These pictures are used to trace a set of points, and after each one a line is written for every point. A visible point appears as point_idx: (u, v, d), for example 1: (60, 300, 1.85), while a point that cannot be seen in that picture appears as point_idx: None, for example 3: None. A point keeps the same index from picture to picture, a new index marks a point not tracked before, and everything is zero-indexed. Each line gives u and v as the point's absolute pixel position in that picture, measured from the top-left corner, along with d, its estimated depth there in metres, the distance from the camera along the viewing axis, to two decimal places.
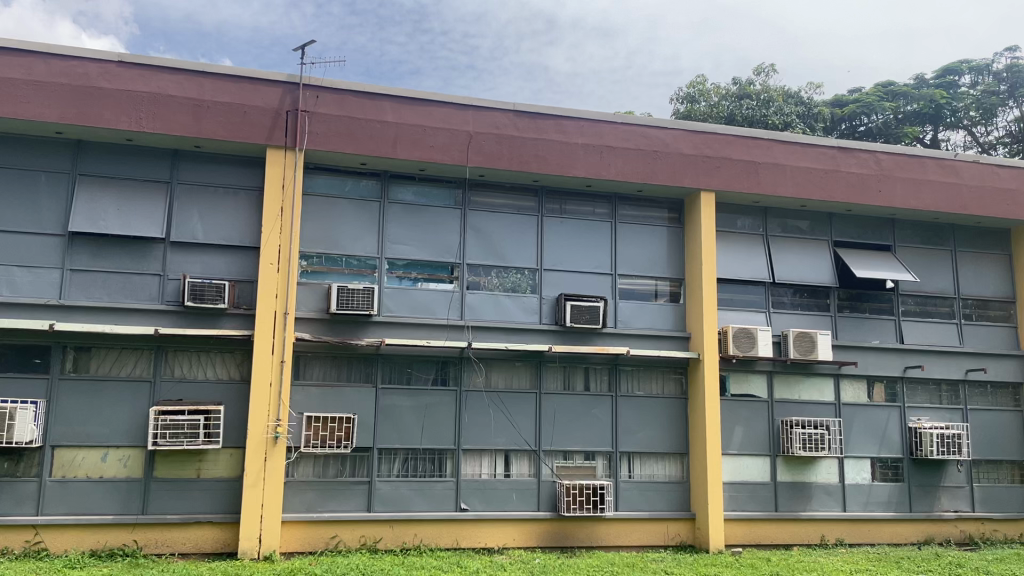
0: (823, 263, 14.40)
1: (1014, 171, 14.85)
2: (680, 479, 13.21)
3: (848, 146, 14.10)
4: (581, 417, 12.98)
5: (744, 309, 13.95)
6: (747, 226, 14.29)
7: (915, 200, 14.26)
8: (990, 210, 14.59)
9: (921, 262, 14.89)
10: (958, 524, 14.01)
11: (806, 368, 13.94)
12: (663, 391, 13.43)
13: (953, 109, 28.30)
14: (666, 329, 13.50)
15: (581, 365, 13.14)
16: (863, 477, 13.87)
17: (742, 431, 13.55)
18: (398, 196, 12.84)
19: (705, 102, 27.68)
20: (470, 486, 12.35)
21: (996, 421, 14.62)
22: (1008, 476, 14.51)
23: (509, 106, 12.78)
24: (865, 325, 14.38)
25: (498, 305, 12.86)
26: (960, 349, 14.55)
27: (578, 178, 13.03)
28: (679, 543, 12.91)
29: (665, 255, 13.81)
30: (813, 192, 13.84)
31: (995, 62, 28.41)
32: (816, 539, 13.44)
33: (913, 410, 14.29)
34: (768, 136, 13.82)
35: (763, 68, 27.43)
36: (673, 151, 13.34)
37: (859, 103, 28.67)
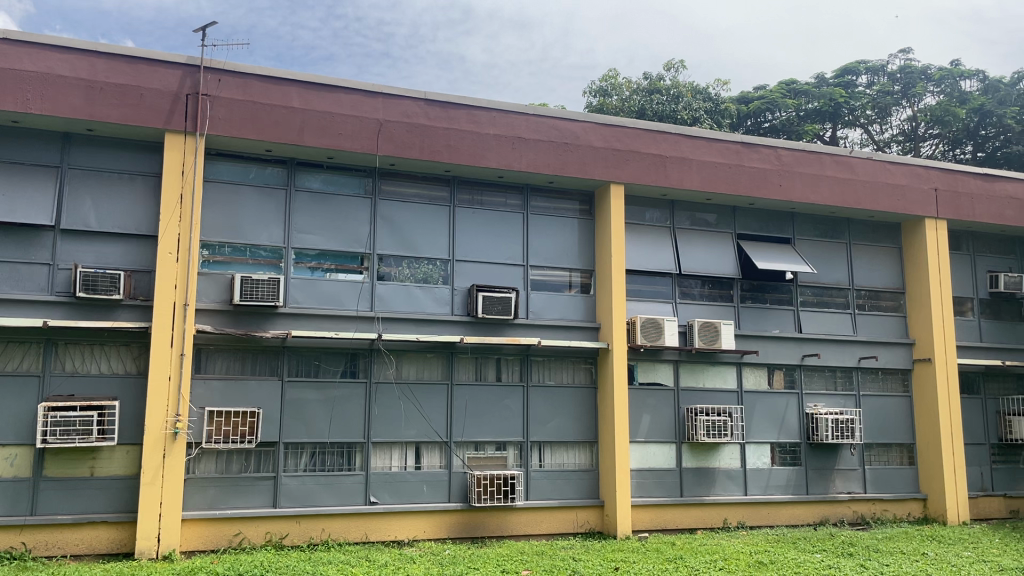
0: (727, 255, 14.81)
1: (904, 168, 15.59)
2: (589, 467, 13.41)
3: (751, 142, 14.53)
4: (492, 407, 13.00)
5: (653, 300, 14.22)
6: (656, 218, 14.55)
7: (814, 194, 14.81)
8: (883, 205, 15.28)
9: (820, 254, 15.47)
10: (852, 504, 14.67)
11: (711, 357, 14.33)
12: (574, 381, 13.58)
13: (851, 107, 29.54)
14: (576, 320, 13.64)
15: (492, 356, 13.15)
16: (763, 462, 14.38)
17: (649, 418, 13.83)
18: (306, 184, 12.55)
19: (617, 95, 28.11)
20: (380, 478, 12.21)
21: (887, 406, 15.37)
22: (897, 459, 15.30)
23: (420, 95, 12.66)
24: (766, 315, 14.87)
25: (409, 296, 12.72)
26: (854, 337, 15.22)
27: (490, 169, 13.00)
28: (588, 530, 13.10)
29: (576, 246, 13.94)
30: (718, 185, 14.21)
31: (890, 63, 29.79)
32: (718, 522, 13.87)
33: (810, 396, 14.88)
34: (675, 130, 14.10)
35: (672, 63, 28.00)
36: (584, 144, 13.47)
37: (763, 100, 29.62)
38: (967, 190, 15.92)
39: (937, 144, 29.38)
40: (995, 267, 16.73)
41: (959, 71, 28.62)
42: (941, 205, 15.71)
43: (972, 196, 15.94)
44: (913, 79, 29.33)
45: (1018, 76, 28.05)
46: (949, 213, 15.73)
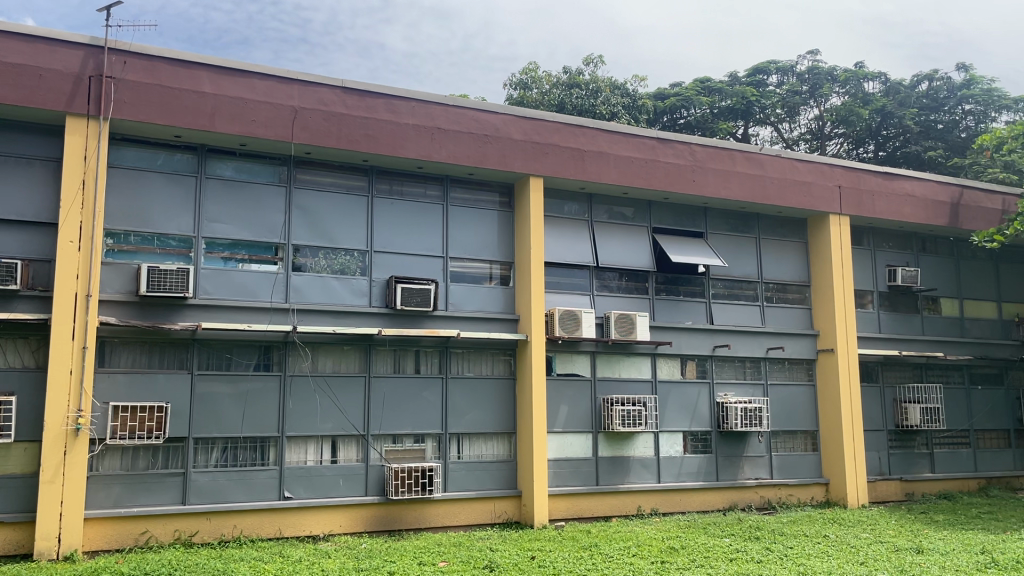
0: (643, 248, 15.10)
1: (811, 165, 16.18)
2: (507, 458, 13.50)
3: (666, 138, 14.84)
4: (410, 400, 12.93)
5: (570, 293, 14.39)
6: (574, 211, 14.71)
7: (726, 190, 15.24)
8: (790, 201, 15.85)
9: (731, 248, 15.94)
10: (759, 490, 15.22)
11: (626, 348, 14.60)
12: (493, 372, 13.63)
13: (762, 106, 30.44)
14: (495, 312, 13.68)
15: (411, 348, 13.08)
16: (676, 450, 14.78)
17: (567, 409, 14.01)
18: (217, 172, 12.20)
19: (537, 89, 28.29)
20: (294, 473, 12.01)
21: (793, 395, 15.98)
22: (802, 445, 15.93)
23: (337, 83, 12.45)
24: (679, 307, 15.24)
25: (325, 287, 12.53)
26: (762, 329, 15.77)
27: (409, 160, 12.90)
28: (505, 520, 13.20)
29: (496, 238, 13.97)
30: (635, 180, 14.47)
31: (798, 63, 30.86)
32: (633, 510, 14.17)
33: (720, 386, 15.36)
34: (594, 125, 14.27)
35: (592, 58, 28.32)
36: (503, 136, 13.49)
37: (679, 96, 30.27)
38: (868, 188, 16.65)
39: (841, 143, 30.84)
40: (893, 261, 17.56)
41: (863, 73, 29.86)
42: (844, 202, 16.38)
43: (872, 193, 16.68)
44: (820, 79, 30.44)
45: (916, 79, 29.48)
46: (851, 209, 16.42)
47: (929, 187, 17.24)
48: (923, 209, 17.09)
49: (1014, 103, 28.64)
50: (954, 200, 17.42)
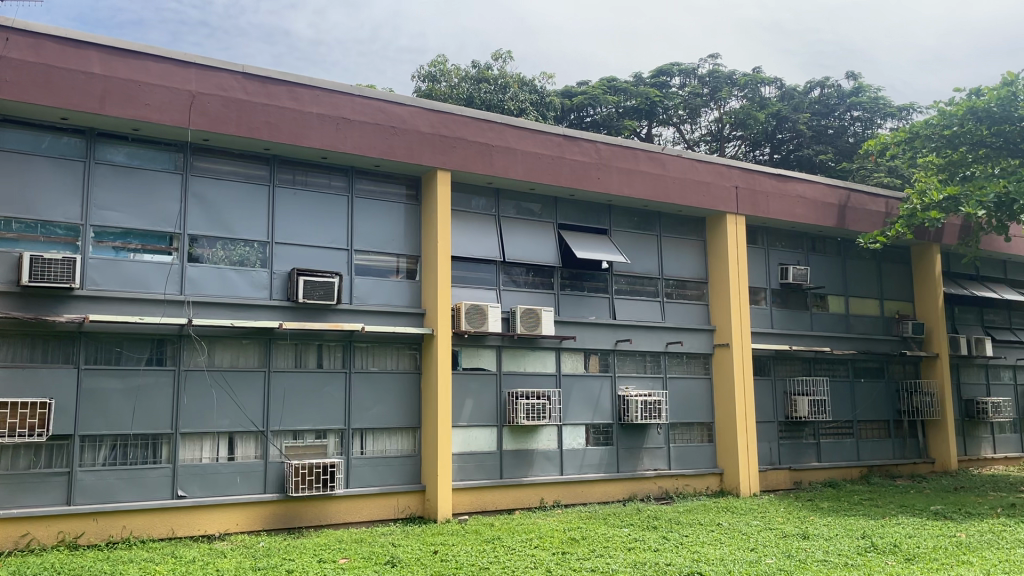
0: (549, 244, 15.25)
1: (710, 166, 16.69)
2: (411, 453, 13.43)
3: (572, 135, 15.02)
4: (312, 395, 12.69)
5: (476, 287, 14.42)
6: (481, 206, 14.72)
7: (629, 188, 15.57)
8: (690, 199, 16.32)
9: (634, 245, 16.29)
10: (658, 480, 15.67)
11: (531, 343, 14.73)
12: (397, 367, 13.52)
13: (665, 107, 31.18)
14: (401, 306, 13.56)
15: (313, 342, 12.82)
16: (578, 442, 15.03)
17: (472, 403, 14.03)
18: (108, 157, 11.64)
19: (446, 82, 28.15)
20: (188, 471, 11.62)
21: (690, 387, 16.50)
22: (698, 436, 16.48)
23: (237, 68, 12.07)
24: (583, 302, 15.49)
25: (223, 279, 12.15)
26: (662, 324, 16.19)
27: (312, 150, 12.63)
28: (408, 515, 13.12)
29: (402, 231, 13.85)
30: (541, 176, 14.60)
31: (700, 66, 31.84)
32: (535, 502, 14.35)
33: (622, 379, 15.71)
34: (501, 120, 14.30)
35: (501, 53, 28.40)
36: (410, 128, 13.37)
37: (586, 95, 30.65)
38: (763, 189, 17.30)
39: (739, 145, 31.89)
40: (786, 260, 18.32)
41: (760, 78, 31.06)
42: (740, 202, 16.97)
43: (767, 195, 17.33)
44: (721, 82, 31.52)
45: (809, 85, 30.89)
46: (747, 209, 17.04)
47: (819, 189, 18.04)
48: (813, 210, 17.89)
49: (898, 112, 30.63)
50: (841, 202, 18.29)
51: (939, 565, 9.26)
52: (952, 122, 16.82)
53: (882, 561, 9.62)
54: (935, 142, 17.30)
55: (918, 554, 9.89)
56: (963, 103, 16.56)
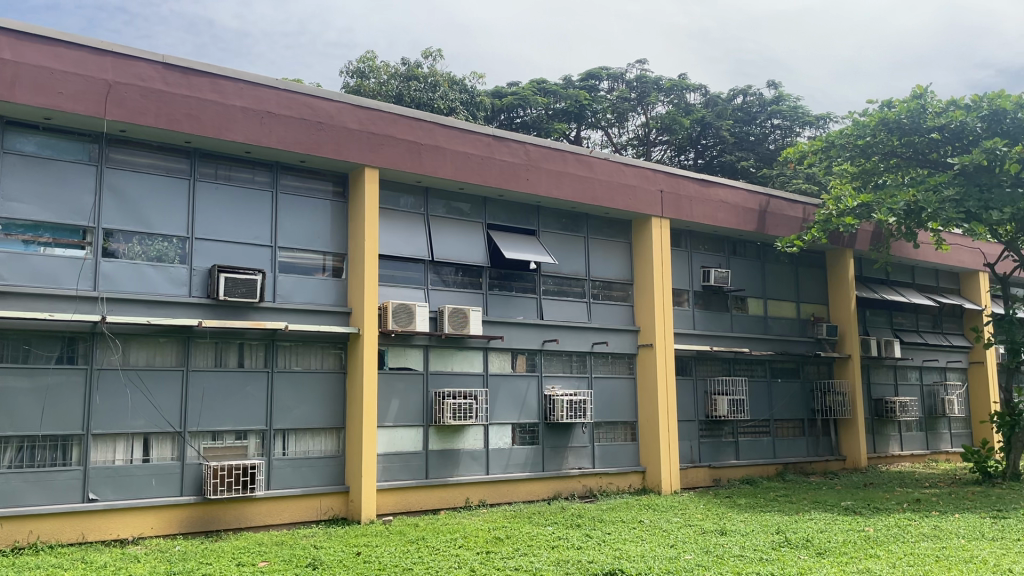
0: (477, 243, 15.24)
1: (636, 169, 16.96)
2: (335, 453, 13.24)
3: (501, 136, 15.05)
4: (232, 395, 12.39)
5: (404, 286, 14.31)
6: (409, 204, 14.62)
7: (557, 189, 15.70)
8: (617, 202, 16.55)
9: (561, 246, 16.43)
10: (582, 479, 15.86)
11: (459, 343, 14.71)
12: (322, 367, 13.32)
13: (594, 110, 31.55)
14: (326, 304, 13.37)
15: (235, 340, 12.54)
16: (505, 442, 15.09)
17: (398, 403, 13.93)
18: (17, 146, 11.14)
19: (375, 78, 27.88)
20: (100, 473, 11.21)
21: (615, 387, 16.75)
22: (622, 435, 16.75)
23: (157, 58, 11.70)
24: (511, 302, 15.56)
25: (139, 275, 11.75)
26: (588, 324, 16.39)
27: (235, 143, 12.34)
28: (331, 517, 12.94)
29: (328, 228, 13.66)
30: (469, 175, 14.60)
31: (628, 71, 32.41)
32: (460, 502, 14.34)
33: (548, 379, 15.83)
34: (430, 119, 14.23)
35: (431, 52, 28.29)
36: (337, 124, 13.19)
37: (516, 96, 30.68)
38: (686, 193, 17.67)
39: (665, 149, 32.55)
40: (708, 262, 18.77)
41: (685, 84, 31.86)
42: (665, 206, 17.29)
43: (690, 199, 17.72)
44: (648, 88, 32.17)
45: (732, 93, 31.80)
46: (672, 213, 17.37)
47: (740, 194, 18.54)
48: (734, 214, 18.38)
49: (816, 121, 31.79)
50: (761, 208, 18.84)
51: (848, 559, 9.63)
52: (865, 133, 17.41)
53: (795, 555, 9.95)
54: (849, 151, 17.97)
55: (829, 548, 10.26)
56: (876, 114, 17.16)
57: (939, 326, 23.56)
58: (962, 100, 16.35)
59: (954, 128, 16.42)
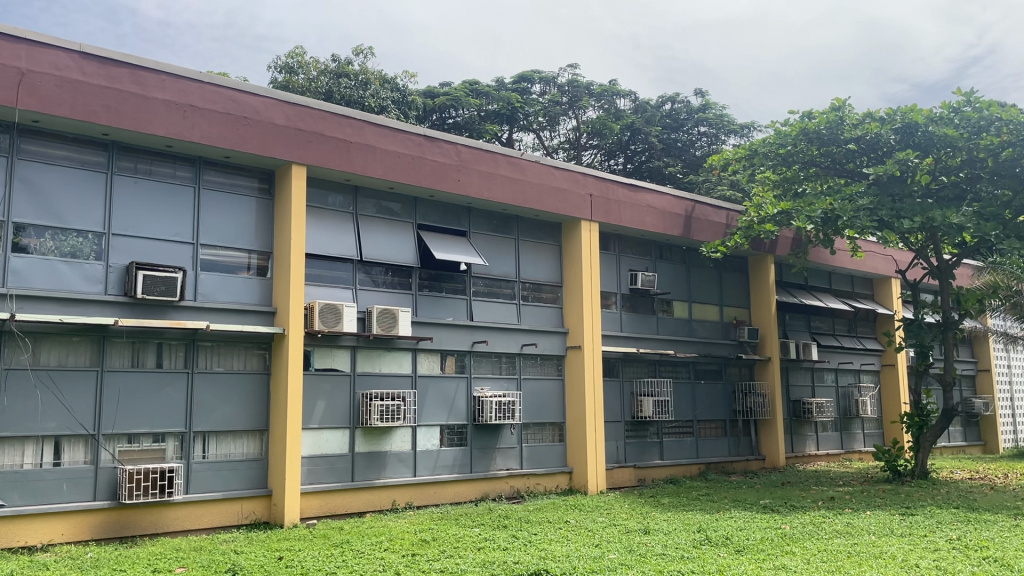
0: (407, 244, 15.14)
1: (567, 173, 17.10)
2: (257, 456, 12.96)
3: (433, 136, 14.99)
4: (150, 397, 12.00)
5: (332, 286, 14.11)
6: (338, 203, 14.41)
7: (488, 191, 15.72)
8: (547, 204, 16.66)
9: (492, 248, 16.45)
10: (510, 480, 15.92)
11: (387, 344, 14.59)
12: (245, 367, 13.03)
13: (525, 113, 31.67)
14: (249, 304, 13.08)
15: (153, 340, 12.16)
16: (432, 443, 15.03)
17: (323, 405, 13.72)
18: None
19: (304, 74, 27.42)
20: (6, 478, 10.71)
21: (543, 388, 16.85)
22: (550, 436, 16.88)
23: (74, 47, 11.27)
24: (441, 303, 15.50)
25: (52, 272, 11.28)
26: (517, 326, 16.45)
27: (157, 137, 11.97)
28: (252, 521, 12.66)
29: (253, 226, 13.36)
30: (400, 175, 14.49)
31: (559, 75, 32.73)
32: (387, 504, 14.21)
33: (477, 380, 15.84)
34: (360, 117, 14.08)
35: (362, 49, 27.99)
36: (264, 120, 12.93)
37: (448, 96, 30.48)
38: (616, 197, 17.91)
39: (595, 154, 32.90)
40: (636, 266, 19.07)
41: (615, 90, 32.38)
42: (594, 209, 17.49)
43: (619, 203, 17.97)
44: (579, 92, 32.56)
45: (660, 100, 32.46)
46: (601, 216, 17.58)
47: (667, 199, 18.91)
48: (661, 219, 18.72)
49: (740, 129, 32.71)
50: (687, 213, 19.25)
51: (765, 556, 9.91)
52: (786, 142, 18.05)
53: (715, 553, 10.19)
54: (771, 159, 18.52)
55: (747, 546, 10.54)
56: (796, 124, 17.76)
57: (853, 329, 24.48)
58: (877, 113, 16.97)
59: (869, 140, 17.08)
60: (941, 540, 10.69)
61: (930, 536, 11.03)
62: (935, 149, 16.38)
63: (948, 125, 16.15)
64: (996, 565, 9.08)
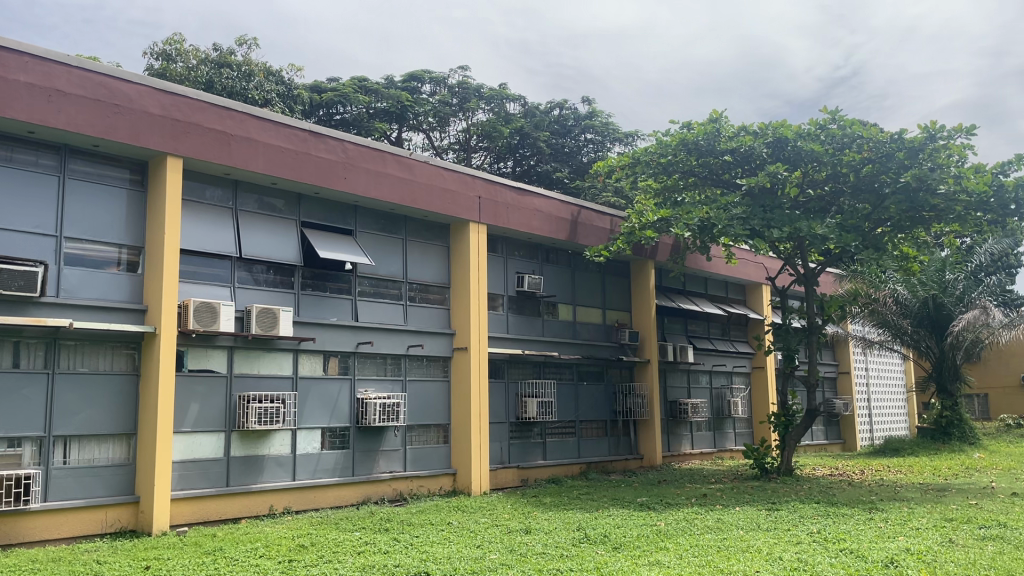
0: (290, 242, 14.75)
1: (456, 174, 17.09)
2: (125, 462, 12.31)
3: (318, 132, 14.67)
4: (5, 399, 11.21)
5: (208, 283, 13.57)
6: (216, 197, 13.87)
7: (375, 190, 15.51)
8: (435, 205, 16.59)
9: (378, 247, 16.24)
10: (393, 483, 15.76)
11: (267, 344, 14.17)
12: (112, 368, 12.35)
13: (415, 112, 31.42)
14: (118, 301, 12.41)
15: (10, 338, 11.38)
16: (313, 446, 14.70)
17: (197, 407, 13.16)
18: None
19: (182, 63, 26.30)
20: None
21: (429, 390, 16.78)
22: (434, 438, 16.82)
23: None
24: (324, 303, 15.19)
25: None
26: (404, 327, 16.30)
27: (17, 122, 11.21)
28: (118, 530, 12.01)
29: (123, 219, 12.70)
30: (282, 171, 14.10)
31: (450, 76, 32.73)
32: (265, 510, 13.78)
33: (361, 382, 15.61)
34: (242, 109, 13.63)
35: (245, 40, 27.11)
36: (137, 108, 12.32)
37: (336, 92, 29.94)
38: (504, 201, 18.03)
39: (484, 156, 32.99)
40: (522, 268, 19.27)
41: (505, 94, 32.68)
42: (482, 212, 17.55)
43: (507, 206, 18.10)
44: (469, 94, 32.68)
45: (549, 105, 33.00)
46: (488, 219, 17.65)
47: (553, 204, 19.20)
48: (548, 223, 19.00)
49: (624, 138, 33.69)
50: (573, 217, 19.62)
51: (640, 552, 10.20)
52: (667, 151, 18.58)
53: (593, 550, 10.41)
54: (652, 168, 19.07)
55: (624, 543, 10.83)
56: (677, 135, 18.30)
57: (727, 333, 25.58)
58: (751, 126, 17.76)
59: (744, 152, 17.84)
60: (803, 533, 11.31)
61: (793, 530, 11.64)
62: (803, 163, 17.30)
63: (815, 141, 17.04)
64: (851, 556, 9.67)
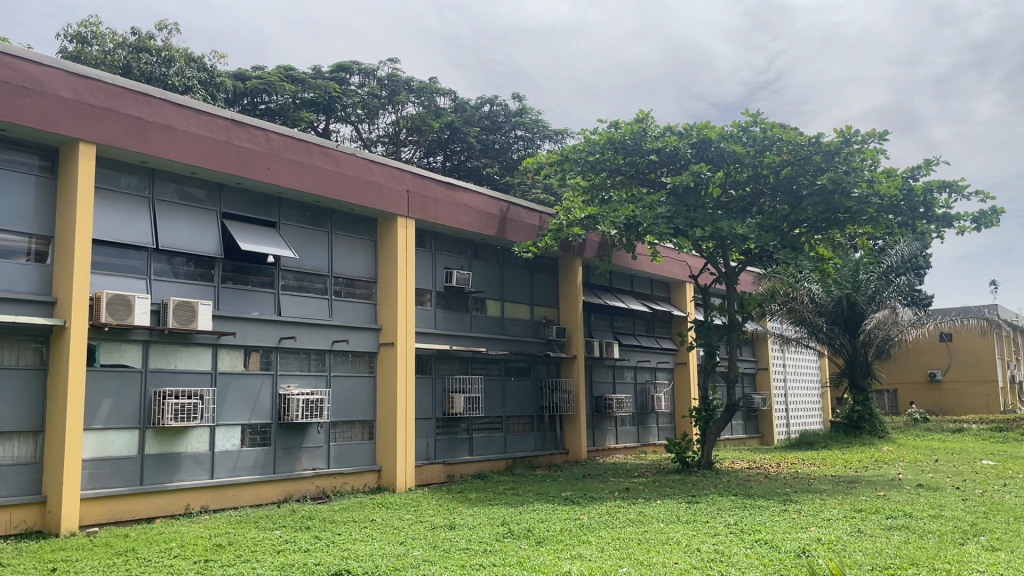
0: (210, 233, 14.34)
1: (383, 168, 16.90)
2: (31, 460, 11.78)
3: (240, 120, 14.31)
4: None
5: (123, 275, 13.08)
6: (132, 186, 13.39)
7: (299, 181, 15.21)
8: (361, 198, 16.37)
9: (302, 241, 15.95)
10: (315, 480, 15.52)
11: (185, 339, 13.76)
12: (19, 363, 11.79)
13: (343, 104, 30.95)
14: (25, 293, 11.87)
15: None
16: (232, 444, 14.34)
17: (110, 404, 12.70)
18: None
19: (98, 46, 25.33)
20: None
21: (353, 386, 16.58)
22: (359, 434, 16.63)
23: None
24: (246, 297, 14.82)
25: None
26: (328, 322, 16.05)
27: None
28: (24, 531, 11.52)
29: (32, 207, 12.14)
30: (203, 160, 13.69)
31: (379, 68, 32.38)
32: (181, 509, 13.40)
33: (283, 377, 15.32)
34: (159, 96, 13.21)
35: (165, 24, 26.25)
36: (48, 92, 11.80)
37: (260, 80, 29.08)
38: (432, 195, 17.91)
39: (414, 150, 32.76)
40: (450, 264, 19.19)
41: (434, 88, 32.53)
42: (410, 206, 17.39)
43: (436, 201, 17.98)
44: (398, 87, 32.42)
45: (479, 101, 32.98)
46: (416, 213, 17.51)
47: (482, 200, 19.18)
48: (476, 218, 18.98)
49: (554, 135, 33.94)
50: (501, 213, 19.64)
51: (563, 546, 10.31)
52: (595, 150, 18.77)
53: (516, 545, 10.45)
54: (580, 165, 19.28)
55: (547, 537, 10.91)
56: (605, 134, 18.51)
57: (651, 330, 26.05)
58: (677, 127, 18.09)
59: (669, 152, 18.17)
60: (720, 525, 11.59)
61: (710, 521, 11.92)
62: (725, 164, 17.65)
63: (737, 143, 17.50)
64: (765, 546, 9.95)
